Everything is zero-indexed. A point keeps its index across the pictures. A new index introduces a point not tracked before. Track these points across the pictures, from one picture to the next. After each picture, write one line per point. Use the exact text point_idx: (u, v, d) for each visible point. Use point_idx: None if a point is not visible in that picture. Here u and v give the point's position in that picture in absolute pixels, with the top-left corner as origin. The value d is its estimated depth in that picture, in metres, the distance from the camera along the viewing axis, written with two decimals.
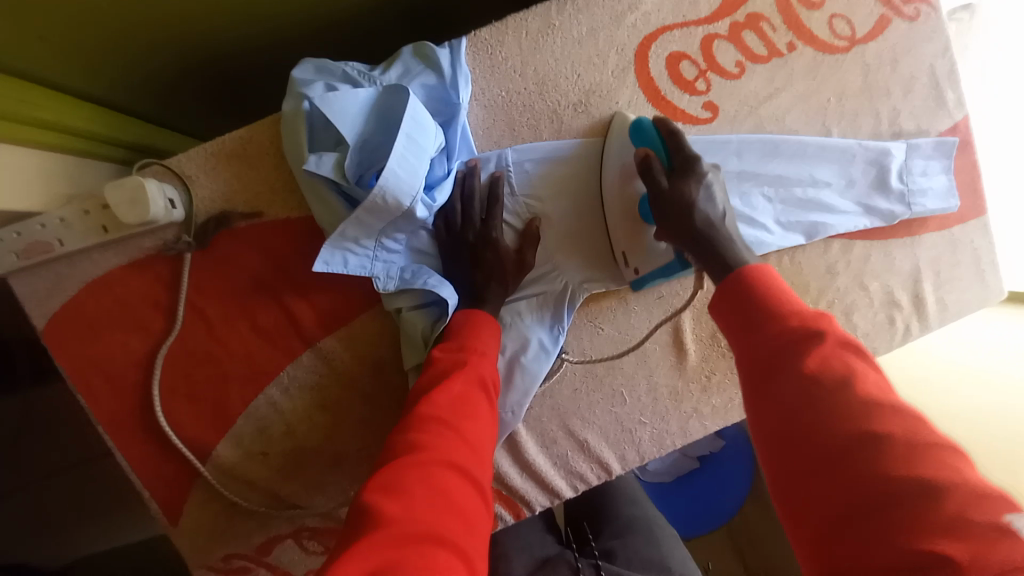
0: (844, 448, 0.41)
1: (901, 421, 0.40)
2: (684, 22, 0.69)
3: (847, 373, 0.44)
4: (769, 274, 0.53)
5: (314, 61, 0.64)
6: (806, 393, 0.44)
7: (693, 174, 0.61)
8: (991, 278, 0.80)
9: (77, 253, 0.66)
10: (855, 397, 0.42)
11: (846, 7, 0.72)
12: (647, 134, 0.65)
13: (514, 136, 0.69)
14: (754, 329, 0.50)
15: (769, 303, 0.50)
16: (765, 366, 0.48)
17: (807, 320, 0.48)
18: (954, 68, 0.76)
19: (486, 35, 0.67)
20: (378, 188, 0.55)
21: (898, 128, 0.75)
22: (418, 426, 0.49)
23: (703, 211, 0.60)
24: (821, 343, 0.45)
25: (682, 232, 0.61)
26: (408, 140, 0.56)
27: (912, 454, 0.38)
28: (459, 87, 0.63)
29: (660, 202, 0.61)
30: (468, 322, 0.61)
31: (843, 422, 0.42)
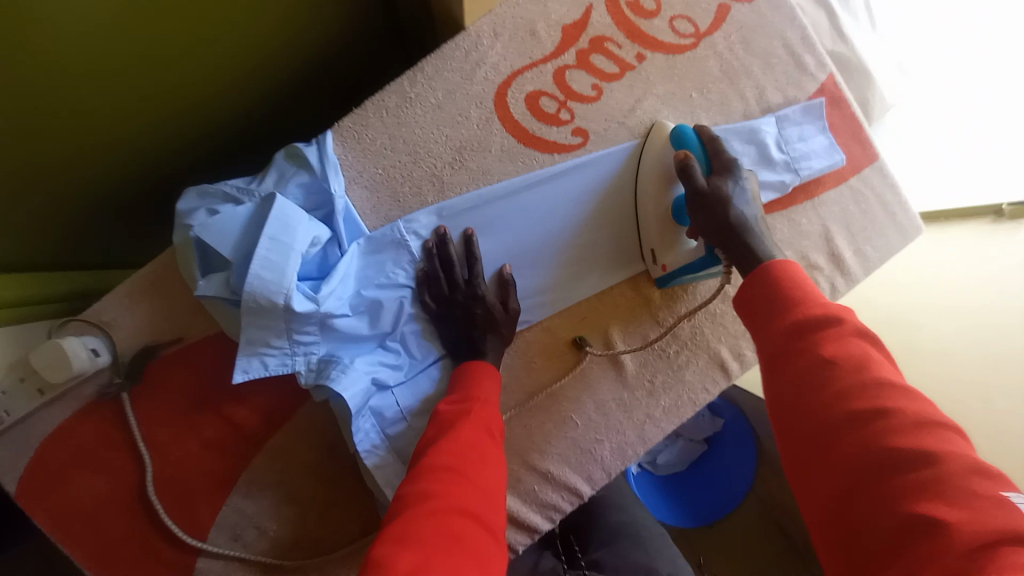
0: (854, 421, 0.43)
1: (908, 400, 0.42)
2: (532, 63, 0.72)
3: (862, 355, 0.45)
4: (790, 266, 0.55)
5: (196, 188, 0.67)
6: (823, 369, 0.46)
7: (729, 174, 0.66)
8: (904, 216, 0.81)
9: (24, 418, 0.69)
10: (866, 376, 0.44)
11: (683, 6, 0.75)
12: (687, 138, 0.69)
13: (402, 205, 0.71)
14: (774, 313, 0.52)
15: (792, 294, 0.52)
16: (783, 347, 0.50)
17: (827, 305, 0.50)
18: (806, 31, 0.77)
19: (349, 122, 0.70)
20: (245, 292, 0.58)
21: (767, 104, 0.76)
22: (430, 477, 0.50)
23: (737, 210, 0.64)
24: (838, 326, 0.48)
25: (719, 229, 0.64)
26: (273, 244, 0.59)
27: (917, 428, 0.40)
28: (330, 181, 0.66)
29: (700, 198, 0.64)
30: (470, 373, 0.65)
31: (853, 397, 0.43)
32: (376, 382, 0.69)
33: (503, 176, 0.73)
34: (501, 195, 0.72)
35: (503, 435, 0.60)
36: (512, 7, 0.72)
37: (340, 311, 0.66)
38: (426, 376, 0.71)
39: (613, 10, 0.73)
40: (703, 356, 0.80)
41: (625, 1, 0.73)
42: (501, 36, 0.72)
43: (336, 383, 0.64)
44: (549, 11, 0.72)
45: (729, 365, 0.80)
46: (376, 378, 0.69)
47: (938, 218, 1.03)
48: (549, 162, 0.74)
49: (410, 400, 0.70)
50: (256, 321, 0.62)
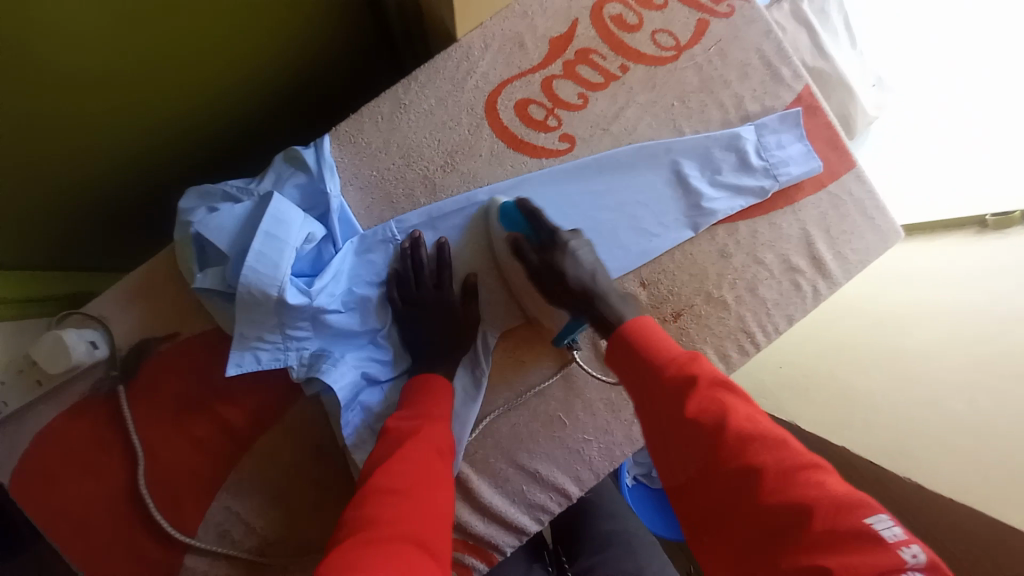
0: (731, 483, 0.47)
1: (770, 450, 0.47)
2: (520, 72, 0.76)
3: (723, 411, 0.50)
4: (648, 324, 0.62)
5: (198, 189, 0.70)
6: (693, 435, 0.51)
7: (560, 246, 0.71)
8: (883, 221, 0.83)
9: (20, 411, 0.70)
10: (734, 434, 0.48)
11: (664, 20, 0.78)
12: (511, 216, 0.73)
13: (394, 206, 0.74)
14: (647, 380, 0.57)
15: (651, 360, 0.58)
16: (659, 416, 0.54)
17: (683, 367, 0.55)
18: (782, 45, 0.80)
19: (345, 127, 0.73)
20: (240, 285, 0.60)
21: (746, 113, 0.80)
22: (376, 500, 0.52)
23: (587, 276, 0.70)
24: (697, 388, 0.53)
25: (575, 297, 0.70)
26: (267, 239, 0.61)
27: (783, 479, 0.44)
28: (326, 182, 0.69)
29: (537, 275, 0.72)
30: (424, 386, 0.67)
31: (726, 457, 0.48)
32: (367, 377, 0.70)
33: (492, 180, 0.76)
34: (491, 198, 0.75)
35: (451, 454, 0.62)
36: (501, 21, 0.76)
37: (332, 308, 0.68)
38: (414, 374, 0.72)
39: (597, 23, 0.77)
40: None
41: (608, 16, 0.77)
42: (490, 47, 0.75)
43: (326, 376, 0.65)
44: (536, 25, 0.76)
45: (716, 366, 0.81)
46: (367, 373, 0.70)
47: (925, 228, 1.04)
48: (537, 166, 0.77)
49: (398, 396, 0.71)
50: (250, 315, 0.64)
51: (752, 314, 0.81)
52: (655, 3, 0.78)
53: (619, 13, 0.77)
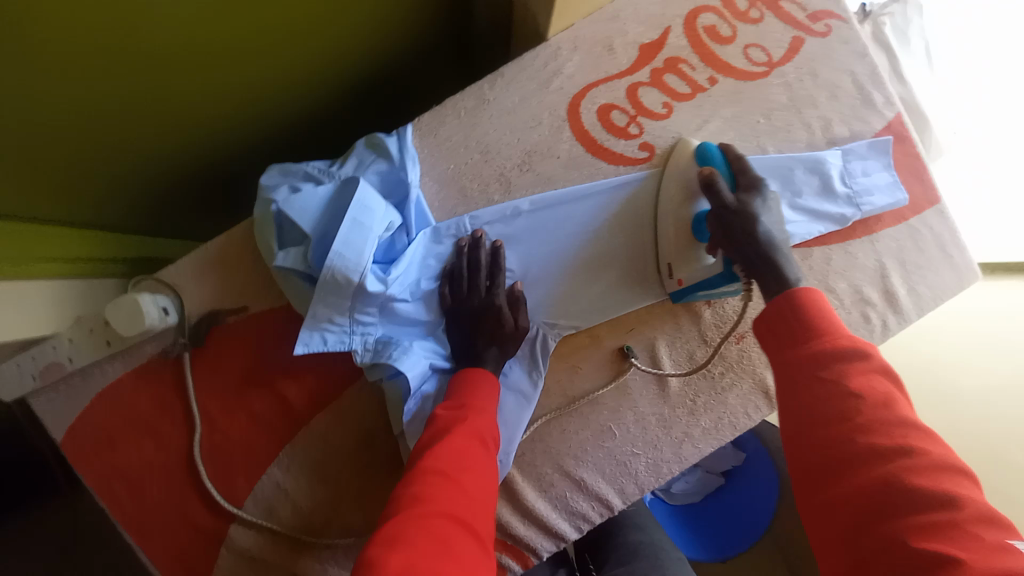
0: (867, 461, 0.44)
1: (926, 441, 0.44)
2: (607, 77, 0.75)
3: (887, 394, 0.47)
4: (817, 294, 0.55)
5: (279, 166, 0.71)
6: (842, 403, 0.47)
7: (755, 192, 0.66)
8: (960, 260, 0.81)
9: (86, 368, 0.72)
10: (889, 415, 0.45)
11: (758, 35, 0.76)
12: (712, 157, 0.70)
13: (468, 200, 0.74)
14: (792, 340, 0.53)
15: (813, 321, 0.53)
16: (799, 375, 0.51)
17: (847, 340, 0.50)
18: (876, 70, 0.78)
19: (428, 118, 0.73)
20: (325, 267, 0.61)
21: (832, 136, 0.77)
22: (421, 480, 0.53)
23: (766, 227, 0.64)
24: (864, 364, 0.49)
25: (748, 245, 0.64)
26: (352, 223, 0.61)
27: (930, 470, 0.42)
28: (406, 171, 0.68)
29: (733, 215, 0.65)
30: (467, 379, 0.65)
31: (873, 434, 0.45)
32: (431, 368, 0.70)
33: (568, 183, 0.75)
34: (566, 202, 0.74)
35: (495, 442, 0.62)
36: (593, 24, 0.74)
37: (402, 297, 0.68)
38: None
39: (690, 33, 0.75)
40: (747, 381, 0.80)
41: (701, 26, 0.75)
42: (579, 49, 0.74)
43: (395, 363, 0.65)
44: (627, 31, 0.75)
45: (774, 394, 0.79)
46: (431, 364, 0.70)
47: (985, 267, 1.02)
48: (614, 173, 0.76)
49: None
50: (325, 297, 0.64)
51: None
52: (751, 17, 0.76)
53: (713, 24, 0.76)
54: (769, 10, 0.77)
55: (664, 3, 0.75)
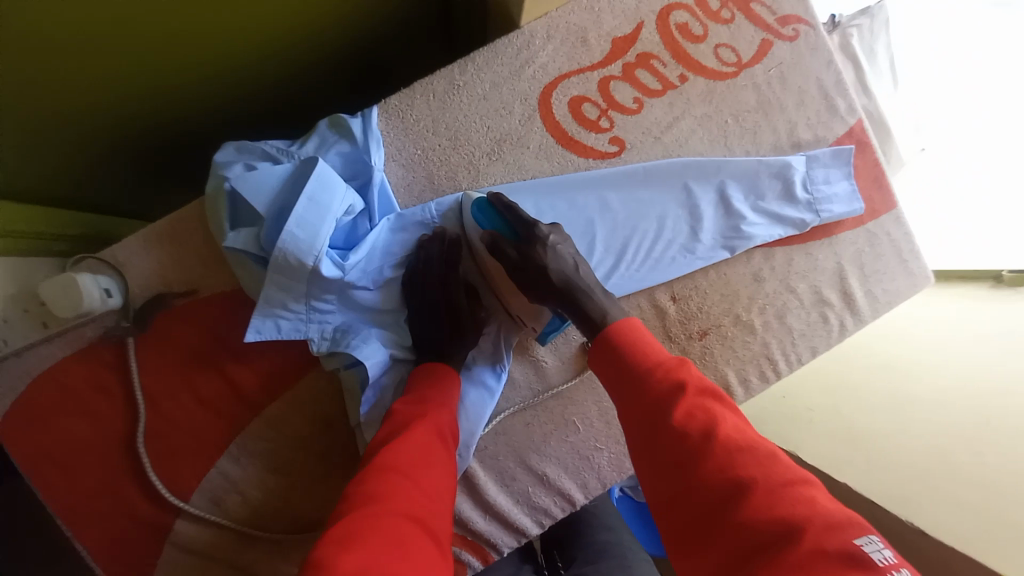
0: (718, 500, 0.44)
1: (753, 459, 0.45)
2: (579, 68, 0.74)
3: (708, 422, 0.48)
4: (635, 325, 0.58)
5: (236, 143, 0.68)
6: (677, 443, 0.48)
7: (535, 241, 0.64)
8: (916, 264, 0.83)
9: (17, 350, 0.67)
10: (717, 445, 0.46)
11: (729, 35, 0.77)
12: (480, 213, 0.68)
13: (436, 187, 0.72)
14: (624, 388, 0.54)
15: (636, 363, 0.55)
16: (643, 424, 0.52)
17: (669, 374, 0.52)
18: (841, 77, 0.79)
19: (395, 101, 0.71)
20: (277, 248, 0.57)
21: (797, 139, 0.79)
22: (379, 477, 0.51)
23: (563, 273, 0.63)
24: (680, 396, 0.50)
25: (551, 296, 0.64)
26: (309, 203, 0.58)
27: (774, 494, 0.42)
28: (371, 153, 0.66)
29: (517, 269, 0.65)
30: (432, 374, 0.64)
31: (721, 466, 0.45)
32: (392, 358, 0.68)
33: (537, 174, 0.74)
34: (536, 193, 0.73)
35: (455, 438, 0.62)
36: (567, 14, 0.74)
37: (362, 283, 0.66)
38: None
39: (662, 29, 0.75)
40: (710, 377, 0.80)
41: (674, 24, 0.76)
42: (553, 39, 0.73)
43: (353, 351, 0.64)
44: (601, 23, 0.74)
45: (733, 390, 0.81)
46: (391, 354, 0.68)
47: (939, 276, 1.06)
48: (584, 166, 0.75)
49: None
50: (279, 280, 0.62)
51: (779, 342, 0.81)
52: (723, 17, 0.77)
53: (685, 22, 0.76)
54: (740, 12, 0.77)
55: None
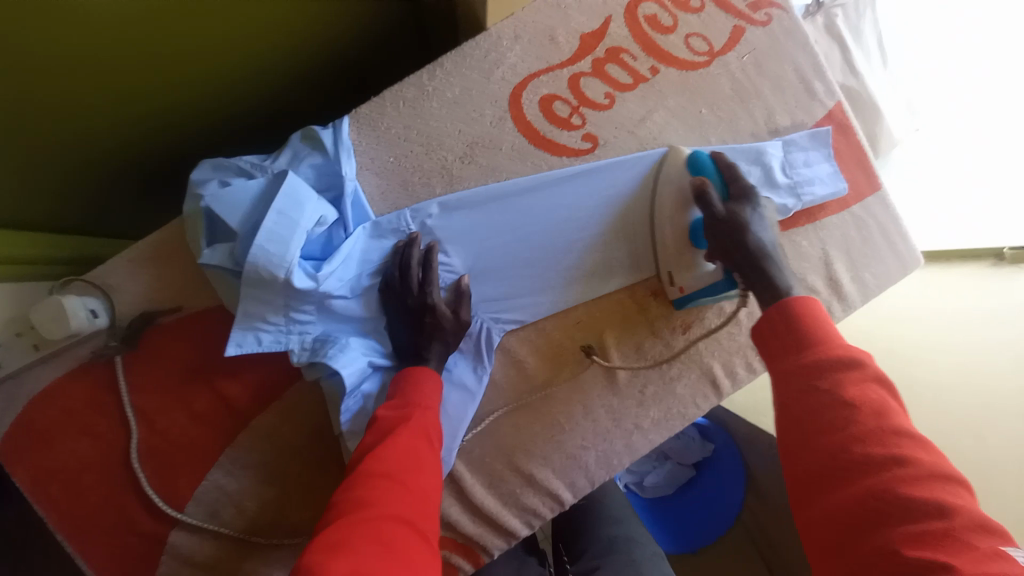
0: (868, 471, 0.48)
1: (921, 450, 0.48)
2: (548, 67, 0.74)
3: (881, 403, 0.51)
4: (814, 305, 0.59)
5: (212, 160, 0.69)
6: (847, 416, 0.51)
7: (747, 201, 0.69)
8: (904, 246, 0.82)
9: (15, 372, 0.69)
10: (883, 427, 0.49)
11: (700, 24, 0.76)
12: (704, 165, 0.71)
13: (410, 194, 0.72)
14: (795, 351, 0.57)
15: (811, 333, 0.57)
16: (796, 390, 0.55)
17: (849, 352, 0.54)
18: (818, 60, 0.78)
19: (366, 110, 0.71)
20: (247, 263, 0.58)
21: (775, 126, 0.78)
22: (367, 483, 0.51)
23: (756, 235, 0.67)
24: (860, 370, 0.53)
25: (738, 255, 0.67)
26: (277, 216, 0.59)
27: (929, 480, 0.46)
28: (342, 164, 0.66)
29: (719, 225, 0.68)
30: (409, 377, 0.64)
31: (869, 444, 0.49)
32: (370, 367, 0.68)
33: (511, 175, 0.74)
34: (511, 194, 0.74)
35: (442, 438, 0.61)
36: (534, 13, 0.73)
37: (339, 293, 0.67)
38: None
39: (631, 22, 0.75)
40: (695, 371, 0.81)
41: (643, 16, 0.75)
42: (521, 39, 0.73)
43: (331, 361, 0.64)
44: (569, 20, 0.74)
45: (720, 384, 0.81)
46: (370, 362, 0.68)
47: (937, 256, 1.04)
48: (558, 165, 0.75)
49: None
50: (257, 294, 0.63)
51: None
52: (693, 7, 0.76)
53: (654, 13, 0.75)
54: (710, 0, 0.76)
55: None
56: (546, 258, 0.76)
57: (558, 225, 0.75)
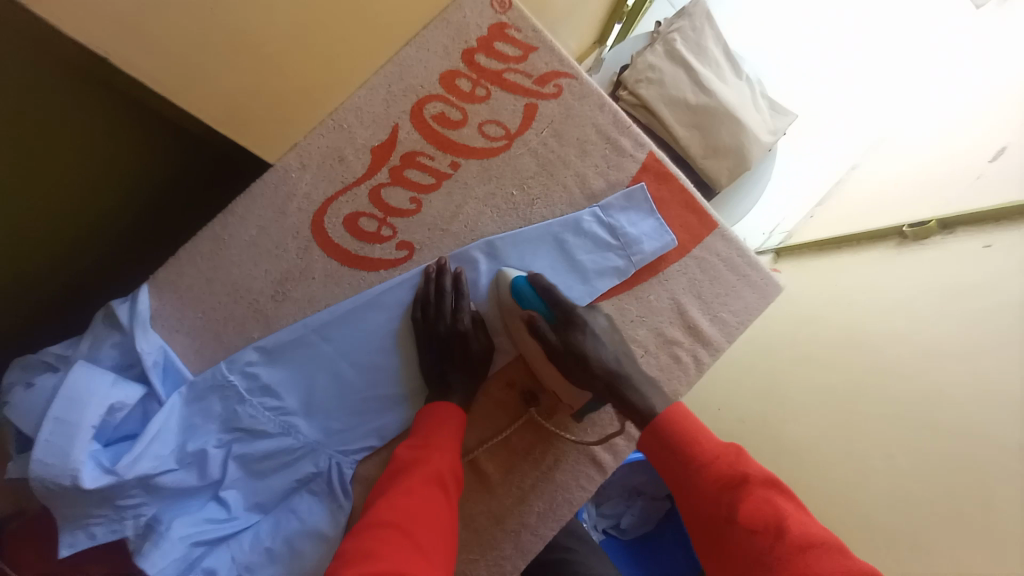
0: (776, 568, 0.49)
1: (827, 556, 0.47)
2: (344, 187, 0.73)
3: (777, 517, 0.51)
4: (682, 413, 0.61)
5: (21, 359, 0.68)
6: (749, 540, 0.51)
7: (576, 327, 0.69)
8: (759, 275, 0.79)
9: None
10: (779, 544, 0.49)
11: (490, 111, 0.75)
12: (524, 293, 0.71)
13: (226, 344, 0.72)
14: (687, 470, 0.58)
15: (699, 454, 0.58)
16: (710, 519, 0.55)
17: (732, 466, 0.56)
18: (617, 116, 0.77)
19: (163, 273, 0.71)
20: (30, 477, 0.57)
21: (590, 190, 0.77)
22: (371, 535, 0.53)
23: (602, 359, 0.68)
24: (744, 484, 0.54)
25: (589, 384, 0.69)
26: (53, 421, 0.59)
27: (839, 571, 0.46)
28: (136, 342, 0.66)
29: (560, 360, 0.69)
30: (431, 418, 0.67)
31: (775, 558, 0.49)
32: (205, 540, 0.65)
33: (329, 301, 0.73)
34: (330, 322, 0.71)
35: (457, 483, 0.63)
36: (318, 138, 0.72)
37: (162, 470, 0.64)
38: (269, 522, 0.68)
39: (420, 125, 0.75)
40: (571, 452, 0.76)
41: (430, 116, 0.75)
42: (309, 166, 0.72)
43: (143, 559, 0.60)
44: (355, 137, 0.73)
45: (602, 459, 0.76)
46: (198, 539, 0.64)
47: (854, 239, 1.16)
48: (378, 279, 0.74)
49: (247, 553, 0.66)
50: (65, 498, 0.60)
51: None
52: (478, 96, 0.75)
53: (441, 111, 0.75)
54: (495, 84, 0.76)
55: (388, 100, 0.73)
56: (381, 380, 0.73)
57: (388, 339, 0.73)
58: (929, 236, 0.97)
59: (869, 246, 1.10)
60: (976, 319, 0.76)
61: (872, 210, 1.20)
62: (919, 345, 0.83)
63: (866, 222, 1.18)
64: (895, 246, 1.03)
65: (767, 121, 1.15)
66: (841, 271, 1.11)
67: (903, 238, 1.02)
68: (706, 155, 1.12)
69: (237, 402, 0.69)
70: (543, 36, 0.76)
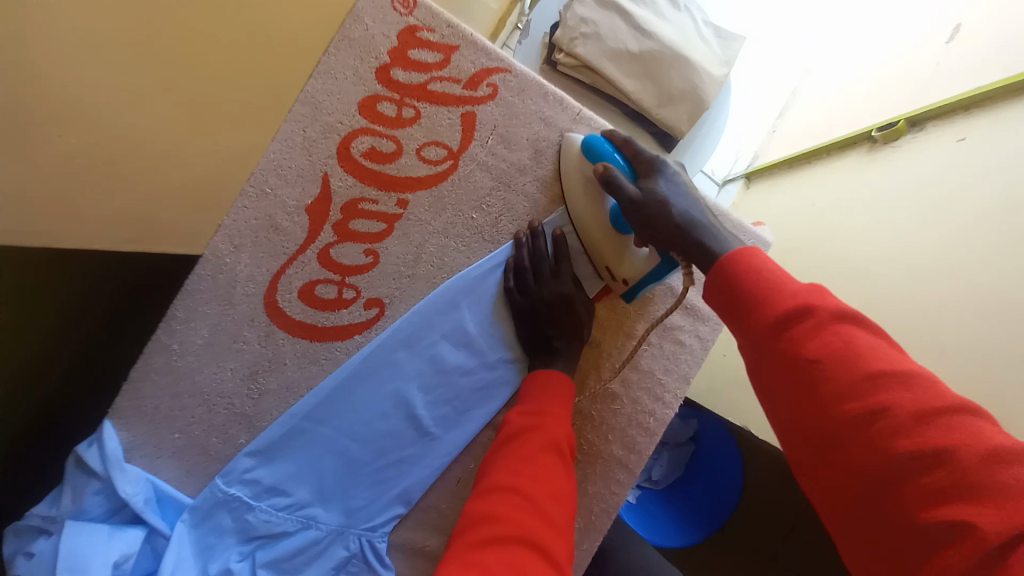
0: (852, 423, 0.41)
1: (917, 393, 0.40)
2: (289, 258, 0.66)
3: (851, 346, 0.43)
4: (752, 253, 0.51)
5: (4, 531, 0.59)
6: (823, 380, 0.43)
7: (657, 173, 0.60)
8: (747, 237, 0.76)
9: None
10: (865, 372, 0.41)
11: (426, 131, 0.67)
12: (602, 149, 0.63)
13: (215, 458, 0.67)
14: (745, 309, 0.48)
15: (764, 284, 0.48)
16: (767, 355, 0.46)
17: (803, 300, 0.46)
18: (565, 103, 0.70)
19: (121, 402, 0.64)
20: None
21: (555, 191, 0.71)
22: (498, 498, 0.52)
23: (679, 209, 0.58)
24: (814, 320, 0.45)
25: (663, 235, 0.59)
26: None
27: (920, 423, 0.39)
28: (119, 488, 0.60)
29: (635, 210, 0.59)
30: (538, 383, 0.65)
31: (847, 402, 0.42)
32: None
33: (310, 382, 0.68)
34: (314, 408, 0.66)
35: (572, 447, 0.61)
36: (241, 213, 0.63)
37: None
38: None
39: (353, 168, 0.66)
40: (599, 462, 0.74)
41: (360, 154, 0.66)
42: (243, 246, 0.65)
43: None
44: (284, 200, 0.65)
45: (628, 459, 0.75)
46: None
47: (823, 151, 1.11)
48: (355, 346, 0.69)
49: None
50: None
51: (647, 387, 0.76)
52: (408, 117, 0.66)
53: (371, 146, 0.66)
54: (422, 100, 0.66)
55: (307, 151, 0.65)
56: (390, 447, 0.69)
57: (383, 405, 0.68)
58: (899, 137, 0.91)
59: (839, 156, 1.05)
60: (962, 220, 0.74)
61: (835, 114, 1.14)
62: (911, 256, 0.79)
63: (832, 127, 1.13)
64: (867, 153, 0.98)
65: (715, 52, 1.07)
66: (816, 189, 1.08)
67: (873, 143, 0.97)
68: (661, 104, 1.04)
69: (247, 512, 0.65)
70: (462, 31, 0.66)
